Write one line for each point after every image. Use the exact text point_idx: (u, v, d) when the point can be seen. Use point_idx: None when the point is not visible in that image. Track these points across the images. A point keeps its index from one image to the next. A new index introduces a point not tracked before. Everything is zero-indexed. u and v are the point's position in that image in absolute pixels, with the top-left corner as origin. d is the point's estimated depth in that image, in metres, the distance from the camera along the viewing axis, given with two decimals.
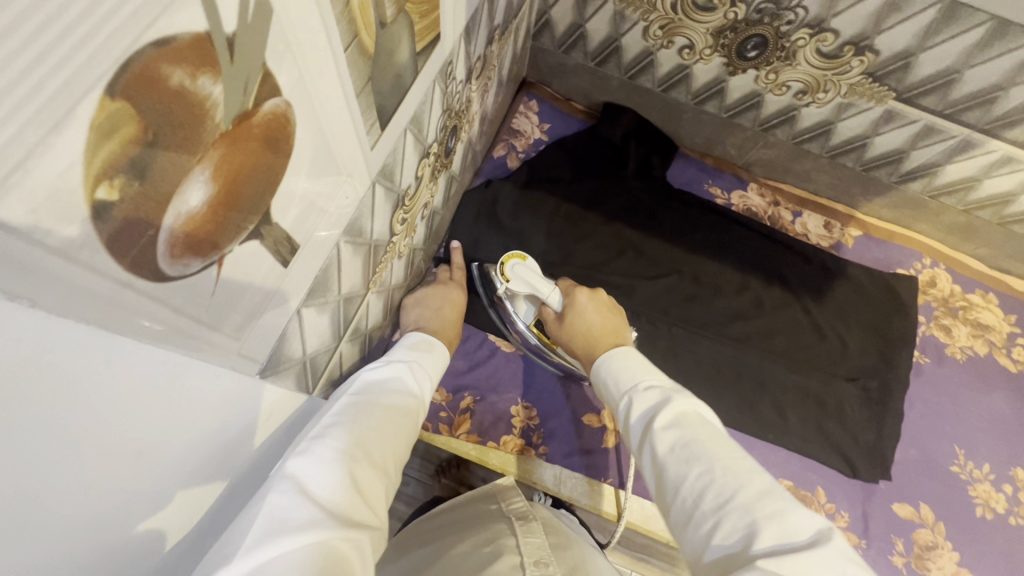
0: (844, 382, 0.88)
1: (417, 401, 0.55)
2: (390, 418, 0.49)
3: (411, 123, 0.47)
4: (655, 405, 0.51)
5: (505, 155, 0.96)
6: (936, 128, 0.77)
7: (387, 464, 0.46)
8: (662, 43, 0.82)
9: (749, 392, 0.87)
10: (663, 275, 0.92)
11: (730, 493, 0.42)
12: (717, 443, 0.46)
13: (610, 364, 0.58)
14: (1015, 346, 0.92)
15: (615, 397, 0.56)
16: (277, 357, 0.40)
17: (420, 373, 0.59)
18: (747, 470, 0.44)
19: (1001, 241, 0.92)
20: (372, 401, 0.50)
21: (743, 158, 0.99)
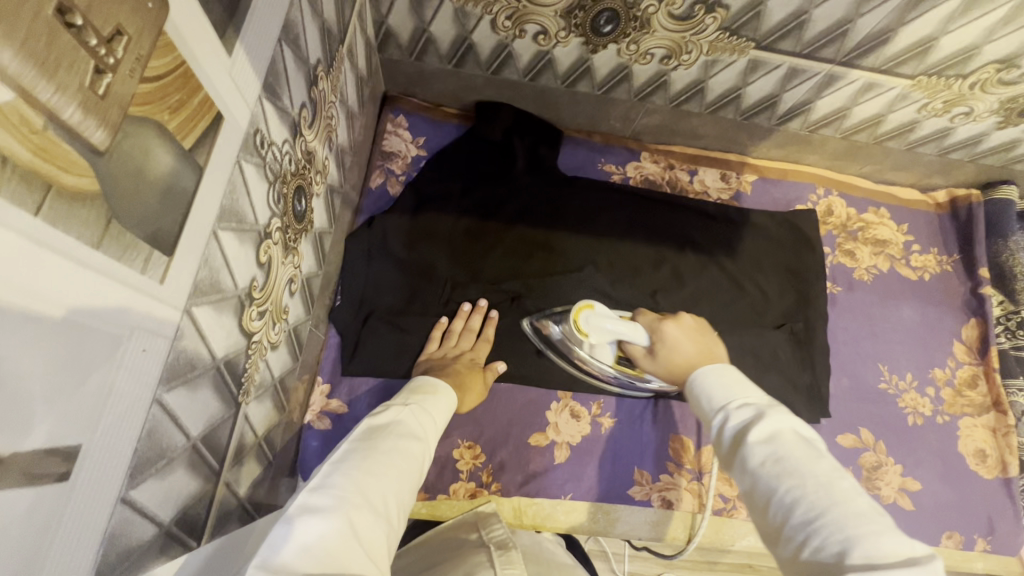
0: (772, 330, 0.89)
1: (422, 441, 0.54)
2: (393, 461, 0.49)
3: (220, 222, 0.40)
4: (749, 419, 0.48)
5: (385, 182, 0.88)
6: (799, 69, 0.76)
7: (389, 512, 0.45)
8: (514, 33, 0.76)
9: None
10: (577, 269, 0.88)
11: (825, 511, 0.39)
12: (818, 462, 0.43)
13: (702, 380, 0.55)
14: (912, 254, 0.97)
15: (704, 410, 0.53)
16: (116, 557, 0.33)
17: (426, 415, 0.58)
18: (846, 489, 0.41)
19: (881, 158, 0.95)
20: (375, 447, 0.50)
21: (629, 129, 0.96)
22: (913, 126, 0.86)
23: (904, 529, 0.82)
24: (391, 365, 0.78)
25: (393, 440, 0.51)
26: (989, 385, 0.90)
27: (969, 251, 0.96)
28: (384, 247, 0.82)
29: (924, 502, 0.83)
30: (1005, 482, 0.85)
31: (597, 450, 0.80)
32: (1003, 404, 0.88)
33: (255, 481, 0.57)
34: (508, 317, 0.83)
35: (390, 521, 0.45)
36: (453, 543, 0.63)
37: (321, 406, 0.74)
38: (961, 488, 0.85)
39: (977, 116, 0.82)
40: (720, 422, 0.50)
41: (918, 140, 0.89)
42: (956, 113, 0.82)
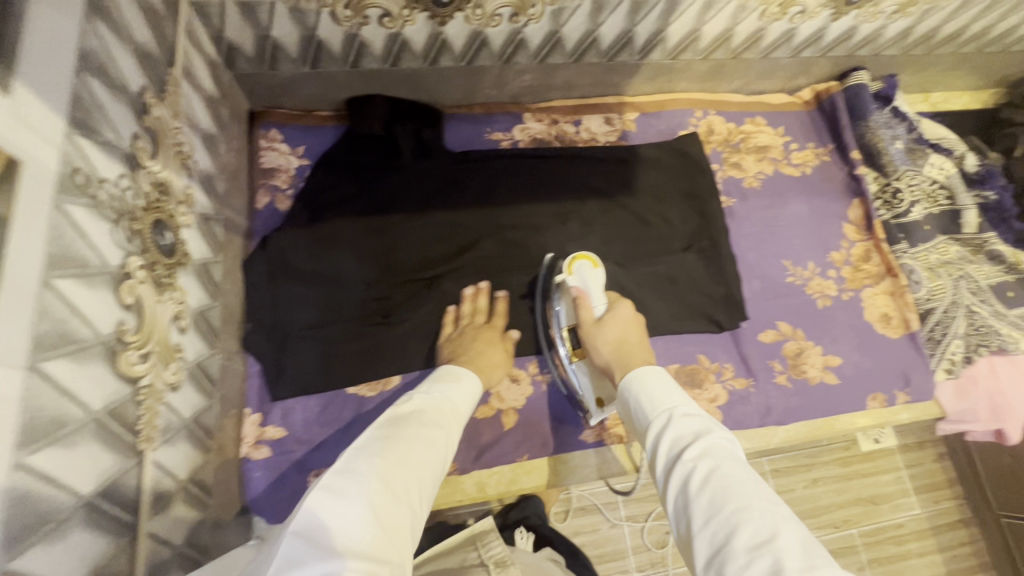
0: (683, 253, 0.94)
1: (443, 431, 0.58)
2: (416, 447, 0.53)
3: (51, 269, 0.38)
4: (689, 435, 0.52)
5: (272, 200, 0.85)
6: (641, 0, 0.79)
7: (413, 500, 0.50)
8: (358, 21, 0.74)
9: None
10: (487, 241, 0.89)
11: (764, 535, 0.42)
12: (753, 482, 0.47)
13: (641, 388, 0.60)
14: (792, 153, 1.03)
15: (647, 418, 0.57)
16: None
17: (443, 406, 0.61)
18: (784, 516, 0.44)
19: (744, 71, 1.00)
20: (400, 436, 0.53)
21: (506, 94, 0.97)
22: (761, 35, 0.91)
23: (834, 403, 0.89)
24: (322, 379, 0.77)
25: (416, 432, 0.55)
26: (881, 255, 0.97)
27: (839, 138, 1.03)
28: (286, 266, 0.80)
29: (847, 374, 0.90)
30: (910, 337, 0.93)
31: (542, 407, 0.82)
32: (895, 269, 0.96)
33: (191, 527, 0.56)
34: (429, 303, 0.84)
35: (413, 507, 0.49)
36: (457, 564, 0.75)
37: (256, 437, 0.72)
38: (875, 353, 0.92)
39: (812, 12, 0.87)
40: (659, 433, 0.54)
41: (769, 47, 0.94)
42: (793, 13, 0.87)
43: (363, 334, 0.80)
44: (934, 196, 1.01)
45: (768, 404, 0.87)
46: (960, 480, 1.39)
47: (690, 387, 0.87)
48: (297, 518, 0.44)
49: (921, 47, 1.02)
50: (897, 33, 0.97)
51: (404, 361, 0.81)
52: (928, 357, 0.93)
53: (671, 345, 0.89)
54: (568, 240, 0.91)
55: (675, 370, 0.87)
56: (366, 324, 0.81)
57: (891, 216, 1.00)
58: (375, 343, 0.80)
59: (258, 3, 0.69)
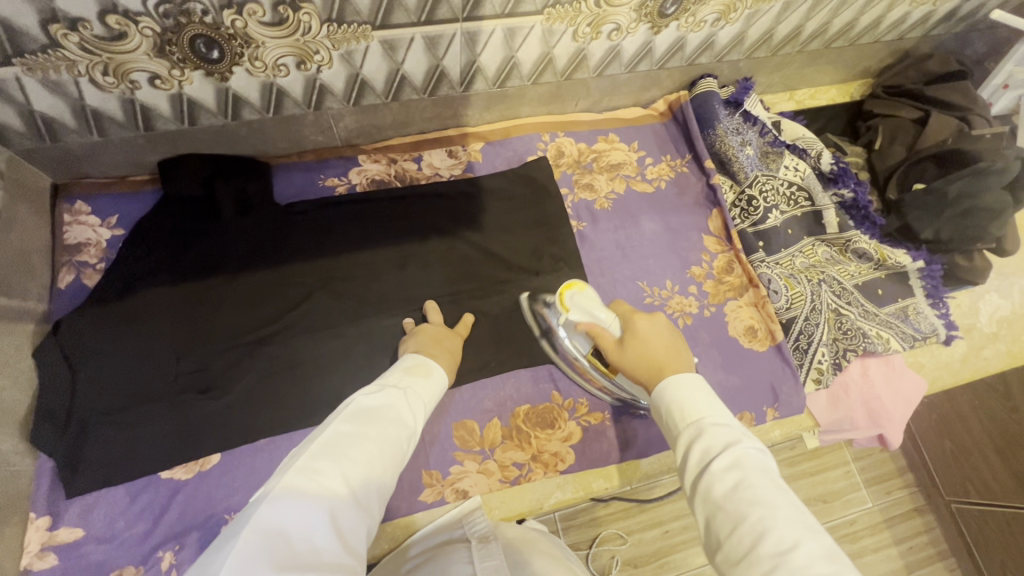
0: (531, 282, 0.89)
1: (410, 429, 0.57)
2: (380, 450, 0.52)
3: None
4: (720, 444, 0.50)
5: (78, 276, 0.80)
6: (433, 36, 0.75)
7: (369, 501, 0.49)
8: (126, 86, 0.70)
9: None
10: (318, 294, 0.84)
11: (788, 544, 0.42)
12: (779, 490, 0.46)
13: (674, 395, 0.57)
14: (646, 168, 1.00)
15: (680, 425, 0.54)
16: None
17: (415, 399, 0.60)
18: (808, 526, 0.44)
19: (585, 91, 0.98)
20: (364, 431, 0.53)
21: (337, 138, 0.93)
22: (583, 55, 0.88)
23: None
24: (128, 468, 0.72)
25: (381, 426, 0.54)
26: (742, 266, 0.94)
27: (694, 148, 1.01)
28: (84, 350, 0.74)
29: None
30: (777, 349, 0.89)
31: None
32: (756, 280, 0.92)
33: None
34: (253, 371, 0.79)
35: (368, 507, 0.49)
36: (440, 546, 0.67)
37: (42, 543, 0.67)
38: (742, 369, 0.88)
39: (628, 28, 0.85)
40: (688, 443, 0.52)
41: (600, 65, 0.92)
42: (608, 31, 0.84)
43: (175, 413, 0.75)
44: (793, 198, 0.98)
45: (626, 438, 0.83)
46: (910, 468, 1.30)
47: (543, 428, 0.82)
48: (252, 522, 0.42)
49: (763, 49, 1.00)
50: (730, 39, 0.95)
51: (224, 436, 0.75)
52: (796, 368, 0.89)
53: (521, 384, 0.84)
54: (411, 284, 0.87)
55: (527, 411, 0.82)
56: (180, 400, 0.75)
57: (749, 225, 0.97)
58: (190, 422, 0.75)
59: (2, 80, 0.65)
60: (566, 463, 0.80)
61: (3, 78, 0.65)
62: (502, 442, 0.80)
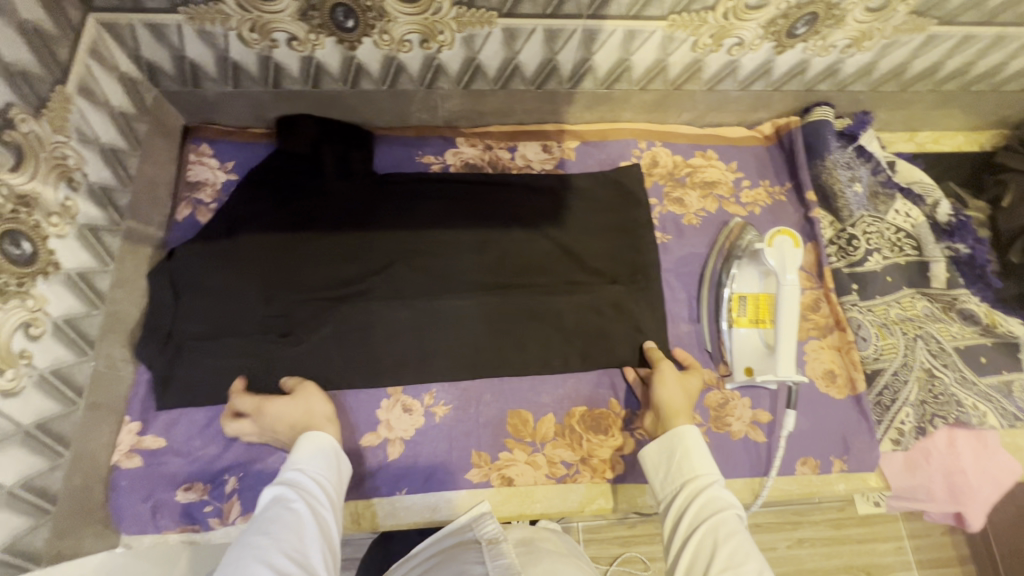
0: (608, 287, 0.87)
1: (317, 485, 0.60)
2: (292, 507, 0.55)
3: None
4: (722, 503, 0.60)
5: (193, 212, 0.87)
6: (555, 29, 0.76)
7: (304, 546, 0.52)
8: (267, 44, 0.76)
9: (521, 340, 0.84)
10: (399, 262, 0.86)
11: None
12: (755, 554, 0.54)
13: (692, 442, 0.67)
14: (741, 191, 0.97)
15: (689, 472, 0.65)
16: None
17: (314, 457, 0.63)
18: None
19: (691, 103, 0.96)
20: (274, 504, 0.56)
21: (440, 118, 0.96)
22: (698, 66, 0.86)
23: (756, 463, 0.81)
24: (208, 394, 0.76)
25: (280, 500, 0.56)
26: (831, 306, 0.89)
27: (796, 177, 0.96)
28: (186, 279, 0.79)
29: (775, 431, 0.82)
30: (855, 399, 0.84)
31: (432, 441, 0.79)
32: (843, 323, 0.87)
33: (17, 532, 0.57)
34: (328, 327, 0.81)
35: (310, 556, 0.51)
36: (445, 548, 0.65)
37: (131, 445, 0.73)
38: (813, 413, 0.84)
39: (751, 44, 0.82)
40: (699, 488, 0.62)
41: (713, 78, 0.89)
42: (729, 45, 0.82)
43: (255, 351, 0.78)
44: (899, 245, 0.91)
45: None
46: (972, 556, 1.18)
47: (596, 432, 0.81)
48: None
49: (891, 83, 0.94)
50: (858, 68, 0.89)
51: (296, 381, 0.78)
52: (873, 423, 0.83)
53: (580, 385, 0.83)
54: (486, 270, 0.87)
55: (583, 412, 0.82)
56: (262, 340, 0.79)
57: (845, 264, 0.91)
58: (267, 362, 0.78)
59: (165, 25, 0.72)
60: (614, 472, 0.79)
61: (168, 23, 0.71)
62: (553, 439, 0.80)
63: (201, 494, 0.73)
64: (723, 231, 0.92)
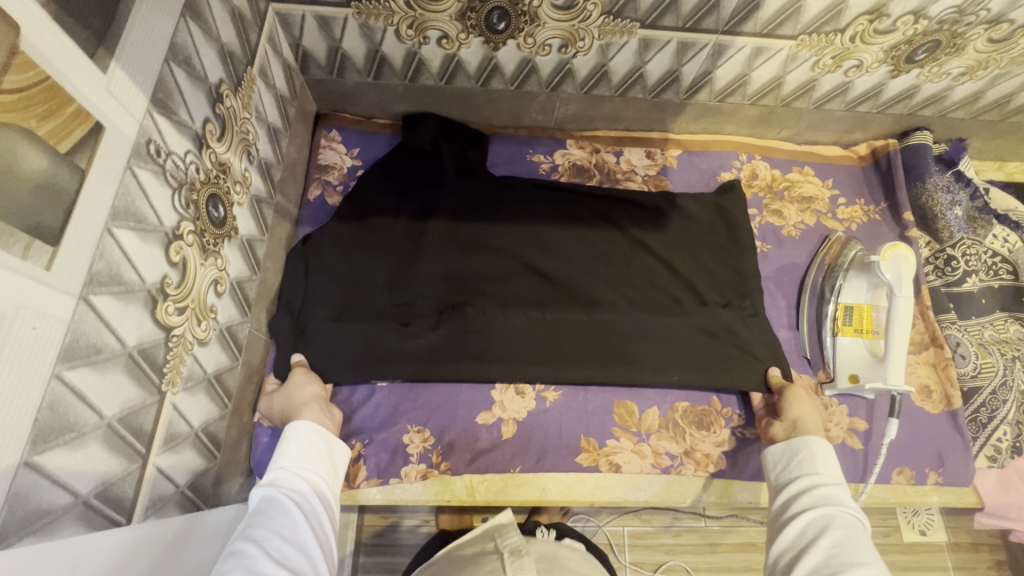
0: (721, 309, 0.86)
1: (303, 488, 0.59)
2: (279, 514, 0.55)
3: (114, 219, 0.45)
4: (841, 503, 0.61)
5: (322, 194, 0.92)
6: (688, 42, 0.81)
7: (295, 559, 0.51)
8: (418, 40, 0.81)
9: (631, 360, 0.83)
10: (508, 275, 0.86)
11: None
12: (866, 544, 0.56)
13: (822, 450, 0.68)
14: (838, 207, 1.00)
15: (814, 471, 0.66)
16: (40, 512, 0.39)
17: (292, 463, 0.62)
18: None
19: (794, 120, 1.00)
20: (258, 513, 0.55)
21: (552, 120, 1.01)
22: (813, 85, 0.90)
23: (855, 469, 0.83)
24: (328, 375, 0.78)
25: (269, 504, 0.56)
26: (927, 323, 0.91)
27: (893, 197, 0.99)
28: (319, 265, 0.83)
29: (874, 440, 0.84)
30: (951, 415, 0.86)
31: (543, 424, 0.82)
32: (940, 339, 0.89)
33: (196, 471, 0.61)
34: (444, 327, 0.81)
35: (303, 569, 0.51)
36: (471, 554, 0.72)
37: None
38: (911, 425, 0.86)
39: (868, 67, 0.86)
40: (821, 485, 0.64)
41: (822, 97, 0.93)
42: (847, 67, 0.86)
43: (377, 336, 0.79)
44: (994, 269, 0.94)
45: None
46: None
47: (698, 427, 0.84)
48: None
49: (992, 113, 0.97)
50: (965, 96, 0.93)
51: (414, 376, 0.80)
52: (969, 439, 0.85)
53: None
54: (597, 278, 0.87)
55: (686, 409, 0.84)
56: (385, 324, 0.80)
57: (941, 284, 0.94)
58: (386, 349, 0.80)
59: (333, 18, 0.78)
60: (716, 467, 0.82)
61: (336, 16, 0.77)
62: (658, 431, 0.83)
63: None
64: (822, 244, 0.95)
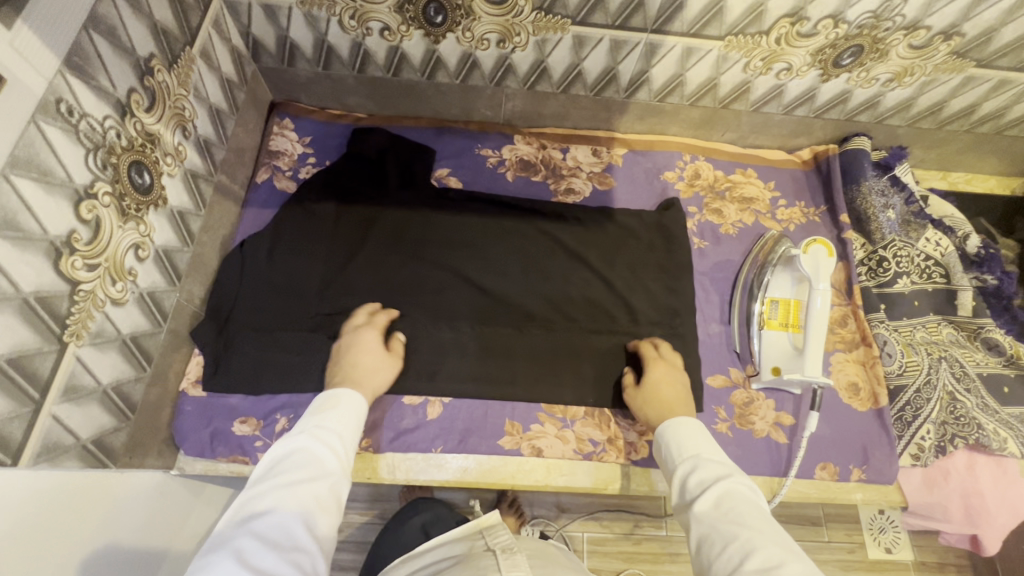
0: (648, 328, 0.89)
1: (329, 465, 0.59)
2: (296, 485, 0.55)
3: (13, 167, 0.47)
4: (712, 478, 0.60)
5: (271, 177, 0.95)
6: (620, 40, 0.84)
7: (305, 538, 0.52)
8: (362, 31, 0.85)
9: (556, 372, 0.86)
10: (444, 284, 0.89)
11: (773, 561, 0.49)
12: (755, 518, 0.54)
13: (678, 433, 0.68)
14: (778, 208, 1.02)
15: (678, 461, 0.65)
16: None
17: (325, 434, 0.62)
18: (780, 547, 0.51)
19: (736, 122, 1.02)
20: (277, 480, 0.56)
21: (501, 116, 1.04)
22: (747, 87, 0.93)
23: (777, 462, 0.84)
24: (253, 382, 0.79)
25: (289, 470, 0.57)
26: (858, 322, 0.92)
27: (831, 200, 1.01)
28: (255, 266, 0.86)
29: (798, 435, 0.85)
30: (877, 413, 0.87)
31: (468, 406, 0.84)
32: (869, 337, 0.90)
33: (104, 429, 0.63)
34: None
35: (311, 552, 0.51)
36: (463, 551, 0.69)
37: (198, 376, 0.79)
38: (836, 421, 0.86)
39: (798, 71, 0.89)
40: (686, 473, 0.62)
41: (759, 100, 0.96)
42: (778, 69, 0.89)
43: (300, 344, 0.81)
44: (926, 272, 0.95)
45: None
46: None
47: (623, 415, 0.85)
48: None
49: (929, 120, 1.00)
50: (897, 103, 0.95)
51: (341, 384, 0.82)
52: (894, 437, 0.85)
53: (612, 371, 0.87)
54: (534, 294, 0.90)
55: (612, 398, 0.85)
56: (313, 333, 0.83)
57: (873, 284, 0.96)
58: (313, 359, 0.81)
59: (278, 6, 0.81)
60: (639, 454, 0.83)
61: (281, 5, 0.81)
62: (583, 418, 0.84)
63: (254, 429, 0.78)
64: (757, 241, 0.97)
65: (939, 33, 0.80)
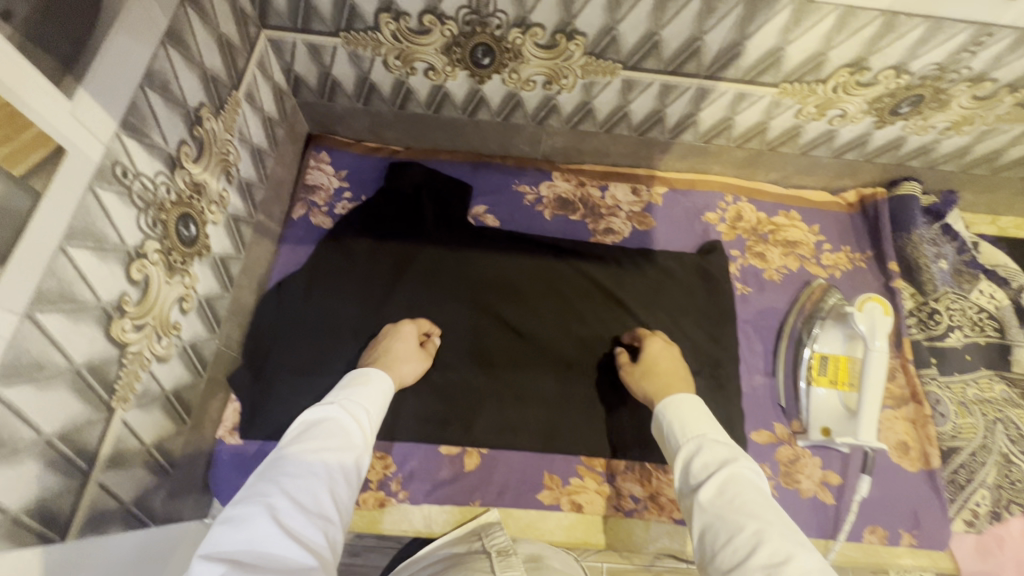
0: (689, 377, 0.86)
1: (357, 436, 0.57)
2: (326, 452, 0.53)
3: (71, 239, 0.46)
4: (716, 461, 0.54)
5: (307, 213, 0.93)
6: (670, 85, 0.82)
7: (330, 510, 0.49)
8: (406, 71, 0.83)
9: (594, 421, 0.83)
10: (482, 328, 0.87)
11: (782, 556, 0.43)
12: (766, 506, 0.49)
13: (679, 411, 0.62)
14: (823, 253, 0.99)
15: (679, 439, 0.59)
16: None
17: (354, 407, 0.59)
18: (797, 544, 0.45)
19: (781, 164, 1.00)
20: (310, 445, 0.53)
21: (539, 152, 1.02)
22: (797, 131, 0.90)
23: (824, 524, 0.81)
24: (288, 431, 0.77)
25: (320, 434, 0.54)
26: (907, 377, 0.89)
27: (879, 247, 0.98)
28: (291, 307, 0.84)
29: (846, 495, 0.82)
30: (928, 475, 0.83)
31: (506, 457, 0.81)
32: (920, 394, 0.87)
33: (144, 488, 0.61)
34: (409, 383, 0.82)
35: (332, 522, 0.49)
36: (459, 553, 0.65)
37: (233, 423, 0.78)
38: (885, 482, 0.83)
39: (853, 117, 0.86)
40: (688, 455, 0.56)
41: (808, 144, 0.93)
42: (832, 115, 0.86)
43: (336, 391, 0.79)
44: (979, 325, 0.92)
45: None
46: None
47: (664, 470, 0.82)
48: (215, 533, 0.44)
49: (983, 166, 0.96)
50: (952, 150, 0.92)
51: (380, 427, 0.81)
52: (946, 501, 0.82)
53: None
54: (572, 339, 0.88)
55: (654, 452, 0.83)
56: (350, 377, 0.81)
57: (923, 336, 0.93)
58: None
59: (322, 46, 0.80)
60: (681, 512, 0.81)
61: (326, 45, 0.80)
62: (624, 472, 0.82)
63: None
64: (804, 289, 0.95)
65: (1006, 85, 0.77)
